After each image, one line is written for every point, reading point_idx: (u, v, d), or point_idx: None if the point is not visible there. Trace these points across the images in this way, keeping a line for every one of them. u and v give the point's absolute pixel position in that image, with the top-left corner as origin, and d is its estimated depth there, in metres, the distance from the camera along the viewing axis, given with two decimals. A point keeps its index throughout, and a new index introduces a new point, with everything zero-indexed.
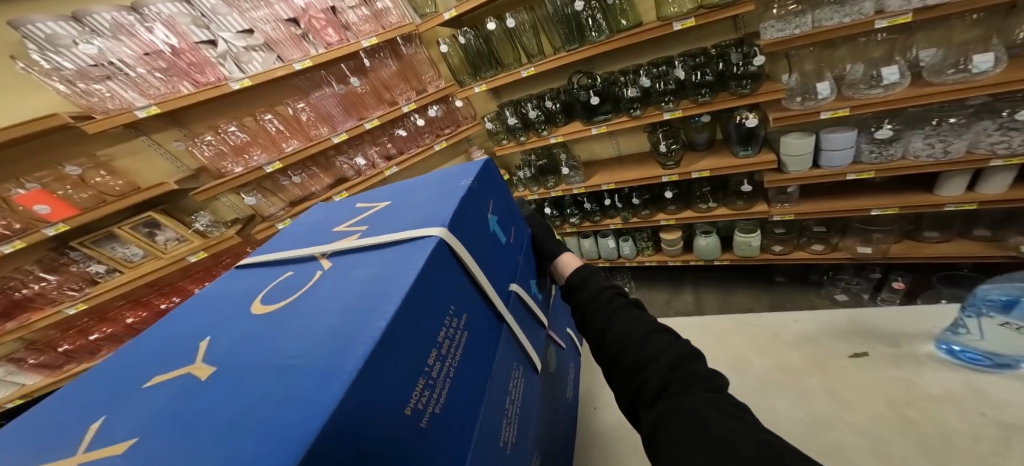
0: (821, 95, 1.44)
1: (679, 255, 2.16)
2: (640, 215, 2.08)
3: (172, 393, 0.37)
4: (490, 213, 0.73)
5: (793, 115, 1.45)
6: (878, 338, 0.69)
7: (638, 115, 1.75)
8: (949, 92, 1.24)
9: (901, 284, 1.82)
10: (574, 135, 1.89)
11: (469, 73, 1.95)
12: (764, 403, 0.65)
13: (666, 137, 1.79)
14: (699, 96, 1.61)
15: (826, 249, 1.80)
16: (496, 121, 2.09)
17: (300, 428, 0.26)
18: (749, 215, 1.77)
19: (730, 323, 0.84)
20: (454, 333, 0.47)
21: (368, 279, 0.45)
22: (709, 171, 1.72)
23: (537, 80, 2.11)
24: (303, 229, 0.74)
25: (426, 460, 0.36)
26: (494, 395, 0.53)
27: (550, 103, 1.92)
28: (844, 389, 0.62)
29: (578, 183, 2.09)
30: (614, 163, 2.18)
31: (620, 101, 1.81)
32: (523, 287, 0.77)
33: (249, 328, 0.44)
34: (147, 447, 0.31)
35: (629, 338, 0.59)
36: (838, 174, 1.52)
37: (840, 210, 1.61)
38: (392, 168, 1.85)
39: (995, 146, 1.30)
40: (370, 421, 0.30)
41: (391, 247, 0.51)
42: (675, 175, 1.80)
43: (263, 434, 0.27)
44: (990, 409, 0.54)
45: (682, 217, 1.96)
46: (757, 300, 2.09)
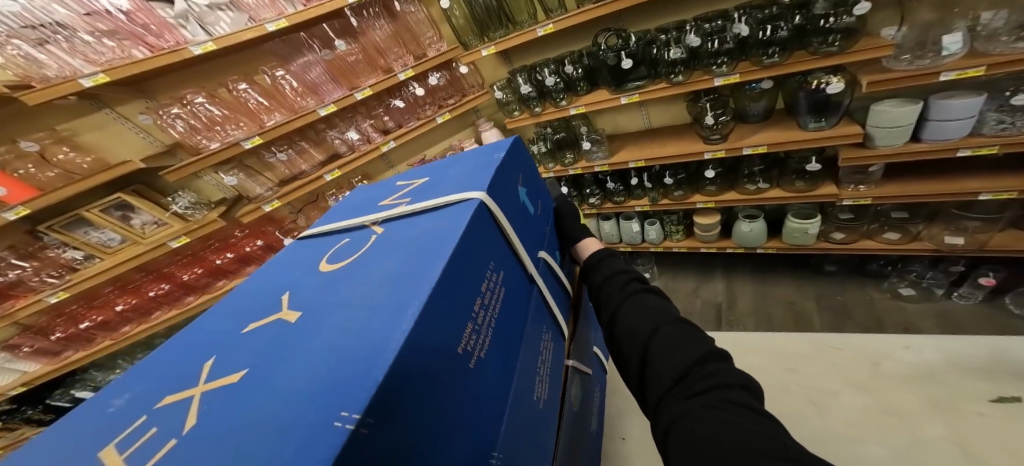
0: (948, 51, 1.12)
1: (716, 242, 1.94)
2: (673, 196, 1.86)
3: (269, 339, 0.33)
4: (519, 186, 0.62)
5: (900, 77, 1.16)
6: None
7: (679, 81, 1.50)
8: None
9: (990, 280, 1.55)
10: (600, 104, 1.66)
11: (475, 33, 1.73)
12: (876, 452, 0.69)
13: (713, 106, 1.55)
14: (765, 57, 1.34)
15: (903, 239, 1.54)
16: (506, 90, 1.87)
17: (373, 364, 0.25)
18: (811, 198, 1.53)
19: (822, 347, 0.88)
20: (495, 290, 0.43)
21: (427, 233, 0.41)
22: (765, 147, 1.48)
23: (557, 42, 1.87)
24: (345, 207, 0.62)
25: (473, 398, 0.35)
26: (533, 353, 0.51)
27: (570, 68, 1.69)
28: None
29: (600, 160, 1.88)
30: (644, 137, 1.94)
31: (655, 64, 1.57)
32: (551, 255, 0.68)
33: (324, 282, 0.39)
34: (270, 374, 0.28)
35: (639, 331, 0.52)
36: (946, 148, 1.24)
37: (935, 194, 1.33)
38: (388, 144, 1.74)
39: None
40: (432, 364, 0.30)
41: (435, 207, 0.46)
42: (721, 151, 1.56)
43: (340, 370, 0.26)
44: None
45: (723, 200, 1.72)
46: (800, 292, 1.87)
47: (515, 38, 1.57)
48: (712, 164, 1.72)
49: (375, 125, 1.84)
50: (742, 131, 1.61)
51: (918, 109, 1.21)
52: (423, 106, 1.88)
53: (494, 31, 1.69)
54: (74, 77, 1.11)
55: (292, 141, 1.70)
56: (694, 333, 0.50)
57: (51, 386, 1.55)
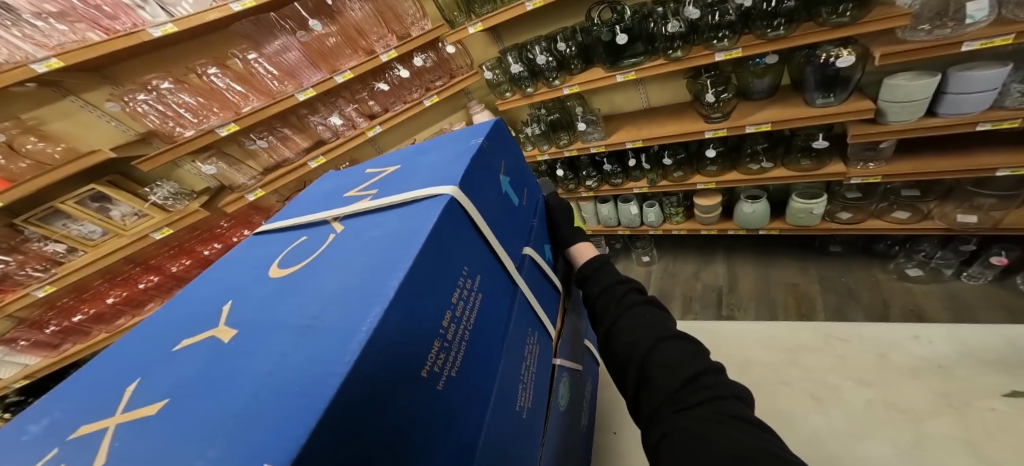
0: (972, 19, 1.05)
1: (717, 224, 1.89)
2: (673, 177, 1.80)
3: (198, 358, 0.31)
4: (501, 175, 0.58)
5: (912, 49, 1.08)
6: None
7: (678, 57, 1.41)
8: None
9: (1002, 260, 1.49)
10: (594, 83, 1.59)
11: (463, 11, 1.69)
12: (857, 448, 0.67)
13: (715, 84, 1.47)
14: (769, 29, 1.26)
15: (913, 218, 1.48)
16: (496, 70, 1.79)
17: (308, 402, 0.22)
18: (818, 177, 1.46)
19: (813, 338, 0.86)
20: (470, 298, 0.39)
21: (385, 235, 0.37)
22: (770, 125, 1.41)
23: (550, 17, 1.77)
24: (311, 195, 0.60)
25: (445, 430, 0.31)
26: (518, 364, 0.47)
27: (563, 46, 1.62)
28: (978, 438, 0.64)
29: (596, 140, 1.82)
30: (642, 117, 1.87)
31: (653, 40, 1.48)
32: (537, 250, 0.64)
33: (268, 290, 0.37)
34: (179, 409, 0.26)
35: (638, 347, 0.50)
36: (963, 123, 1.16)
37: (949, 170, 1.27)
38: (375, 129, 1.70)
39: None
40: (386, 396, 0.25)
41: (403, 205, 0.41)
42: (722, 129, 1.50)
43: (267, 413, 0.22)
44: None
45: (723, 180, 1.66)
46: (804, 273, 1.83)
47: (503, 13, 1.51)
48: (713, 143, 1.65)
49: (359, 109, 1.79)
50: (745, 110, 1.53)
51: (933, 82, 1.14)
52: (410, 87, 1.83)
53: (480, 7, 1.64)
54: (26, 62, 1.06)
55: (271, 127, 1.66)
56: (692, 348, 0.50)
57: (52, 378, 1.57)
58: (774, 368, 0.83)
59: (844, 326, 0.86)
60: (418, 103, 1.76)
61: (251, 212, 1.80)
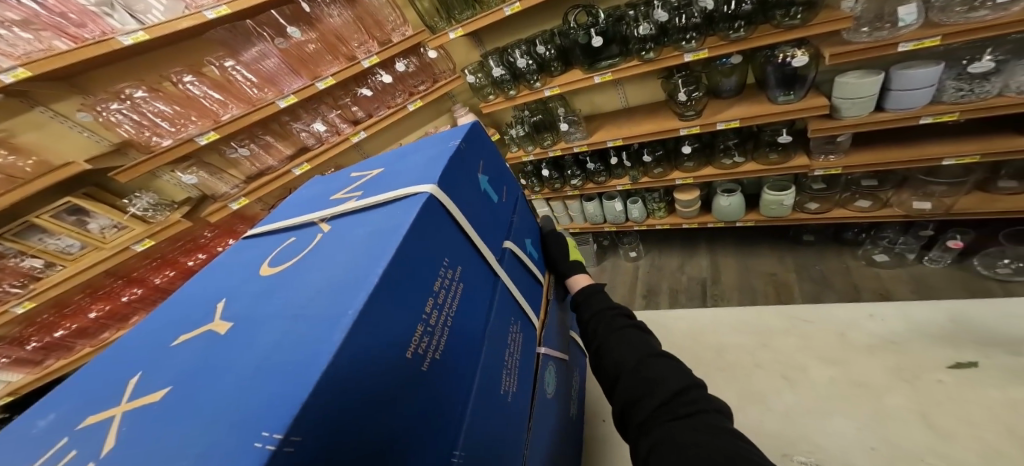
0: (903, 22, 1.12)
1: (696, 217, 1.96)
2: (652, 173, 1.86)
3: (196, 351, 0.33)
4: (480, 174, 0.61)
5: (859, 49, 1.16)
6: (989, 345, 0.74)
7: (651, 58, 1.47)
8: None
9: (957, 243, 1.59)
10: (574, 84, 1.64)
11: (443, 16, 1.72)
12: (828, 423, 0.72)
13: (686, 83, 1.53)
14: (731, 31, 1.32)
15: (874, 206, 1.57)
16: (479, 73, 1.83)
17: (301, 377, 0.24)
18: (785, 170, 1.54)
19: (782, 321, 0.91)
20: (452, 287, 0.42)
21: (368, 231, 0.40)
22: (739, 121, 1.47)
23: (528, 21, 1.82)
24: (298, 199, 0.62)
25: (430, 407, 0.34)
26: (501, 351, 0.50)
27: (542, 49, 1.66)
28: (939, 413, 0.68)
29: (578, 140, 1.87)
30: (621, 116, 1.92)
31: (627, 43, 1.54)
32: (517, 244, 0.67)
33: (259, 287, 0.39)
34: (183, 395, 0.29)
35: (625, 365, 0.55)
36: (909, 117, 1.24)
37: (903, 160, 1.35)
38: (359, 134, 1.71)
39: None
40: (372, 374, 0.28)
41: (384, 204, 0.44)
42: (696, 127, 1.56)
43: (264, 390, 0.25)
44: None
45: (700, 175, 1.72)
46: (781, 262, 1.91)
47: (483, 18, 1.56)
48: (688, 140, 1.72)
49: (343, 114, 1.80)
50: (716, 107, 1.59)
51: (879, 80, 1.22)
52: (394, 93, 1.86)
53: (461, 12, 1.68)
54: None
55: (255, 135, 1.65)
56: (675, 365, 0.54)
57: (35, 397, 1.53)
58: (747, 353, 0.88)
59: (810, 309, 0.92)
60: (403, 108, 1.78)
61: (236, 220, 1.79)
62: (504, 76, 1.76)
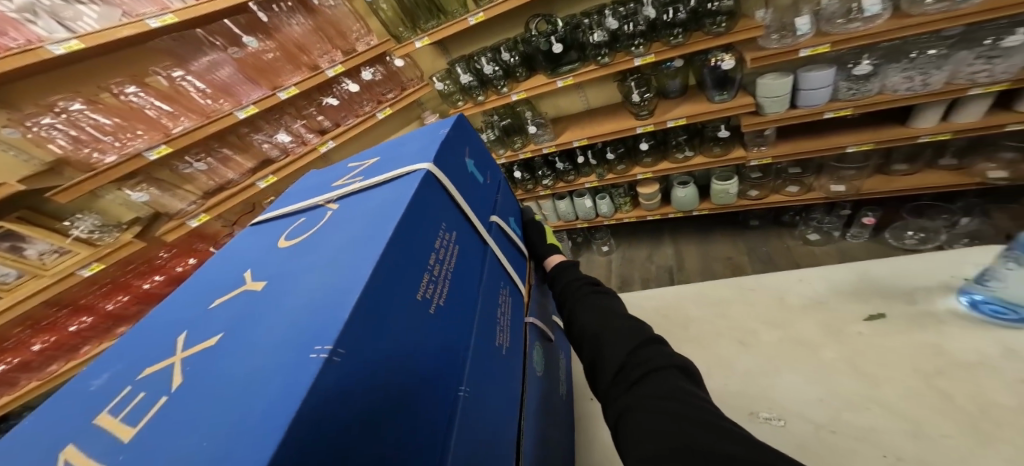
0: (799, 32, 1.33)
1: (659, 208, 2.12)
2: (616, 170, 2.00)
3: (238, 306, 0.41)
4: (466, 159, 0.73)
5: (771, 54, 1.35)
6: (895, 297, 0.84)
7: (606, 62, 1.61)
8: (936, 22, 1.14)
9: (870, 219, 1.82)
10: (538, 89, 1.73)
11: (406, 25, 1.76)
12: (774, 380, 0.78)
13: (638, 85, 1.68)
14: (672, 37, 1.49)
15: (801, 191, 1.80)
16: (447, 81, 1.90)
17: (345, 298, 0.33)
18: (726, 161, 1.73)
19: (730, 289, 1.04)
20: (448, 246, 0.54)
21: (378, 203, 0.49)
22: (685, 119, 1.63)
23: (489, 31, 1.92)
24: (296, 191, 0.69)
25: (439, 339, 0.43)
26: (491, 307, 0.60)
27: (506, 56, 1.74)
28: (865, 361, 0.75)
29: (547, 142, 1.98)
30: (584, 117, 2.05)
31: (585, 49, 1.67)
32: (502, 220, 0.81)
33: (283, 255, 0.47)
34: (240, 335, 0.36)
35: (590, 325, 0.66)
36: (814, 113, 1.45)
37: (816, 149, 1.57)
38: (327, 144, 1.71)
39: (976, 75, 1.26)
40: (393, 303, 0.37)
41: (388, 181, 0.55)
42: (648, 125, 1.71)
43: (312, 317, 0.33)
44: (1017, 372, 0.65)
45: (659, 169, 1.89)
46: (734, 246, 2.12)
47: (449, 26, 1.62)
48: (644, 136, 1.89)
49: (308, 124, 1.80)
50: (666, 107, 1.76)
51: (790, 81, 1.41)
52: (359, 103, 1.88)
53: (426, 21, 1.73)
54: None
55: (213, 148, 1.61)
56: (635, 325, 0.63)
57: None
58: (703, 324, 0.98)
59: (749, 280, 1.04)
60: (371, 116, 1.80)
61: (195, 238, 1.71)
62: (471, 82, 1.83)
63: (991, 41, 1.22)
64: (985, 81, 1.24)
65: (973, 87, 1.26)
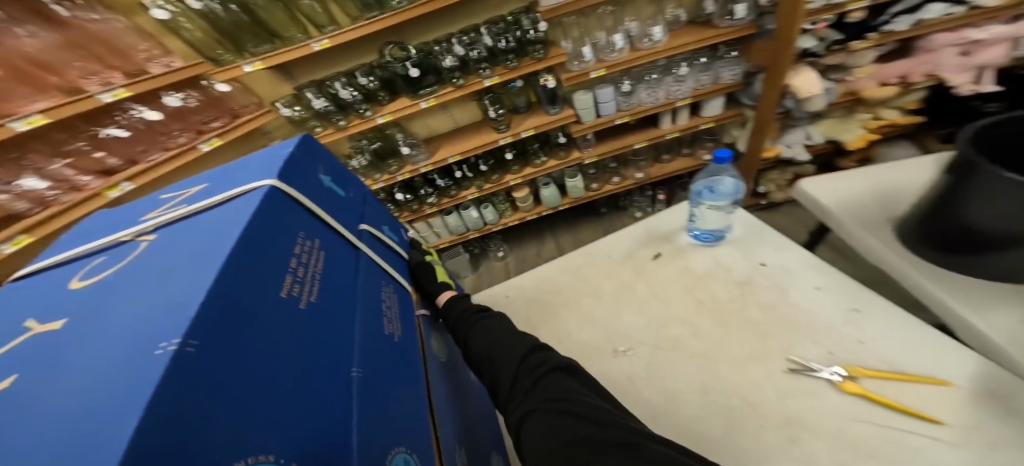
0: (586, 58, 1.81)
1: (533, 208, 2.43)
2: (489, 179, 2.22)
3: (43, 343, 0.41)
4: (321, 176, 0.79)
5: (574, 75, 1.78)
6: (663, 240, 1.20)
7: (461, 84, 1.80)
8: (658, 51, 1.73)
9: (663, 195, 2.51)
10: (403, 111, 1.82)
11: (230, 48, 1.66)
12: (618, 320, 1.07)
13: (493, 103, 1.99)
14: (508, 62, 1.81)
15: (620, 180, 2.34)
16: (296, 106, 1.89)
17: (190, 297, 0.39)
18: (570, 162, 2.14)
19: (576, 256, 1.27)
20: (310, 251, 0.62)
21: (216, 220, 0.53)
22: (534, 130, 1.96)
23: (339, 55, 1.92)
24: (96, 227, 0.65)
25: (309, 325, 0.51)
26: (366, 299, 0.69)
27: (364, 80, 1.81)
28: (659, 288, 1.10)
29: (423, 161, 2.07)
30: (453, 135, 2.23)
31: (441, 73, 1.83)
32: (372, 226, 0.91)
33: (95, 289, 0.47)
34: (60, 363, 0.37)
35: (485, 351, 0.77)
36: (609, 120, 1.97)
37: (617, 148, 2.11)
38: (123, 185, 1.41)
39: (674, 89, 1.94)
40: (250, 300, 0.44)
41: (229, 200, 0.58)
42: (507, 138, 1.98)
43: (155, 319, 0.37)
44: (727, 273, 1.07)
45: (526, 174, 2.17)
46: (597, 232, 2.57)
47: (290, 52, 1.58)
48: (507, 147, 2.16)
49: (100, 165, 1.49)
50: (516, 121, 2.05)
51: (591, 96, 1.89)
52: (171, 138, 1.65)
53: (262, 42, 1.64)
54: None
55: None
56: (521, 339, 0.77)
57: None
58: (552, 298, 1.18)
59: (587, 249, 1.28)
60: (190, 146, 1.60)
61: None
62: (326, 108, 1.86)
63: (677, 70, 1.90)
64: (680, 95, 1.93)
65: (676, 102, 1.93)
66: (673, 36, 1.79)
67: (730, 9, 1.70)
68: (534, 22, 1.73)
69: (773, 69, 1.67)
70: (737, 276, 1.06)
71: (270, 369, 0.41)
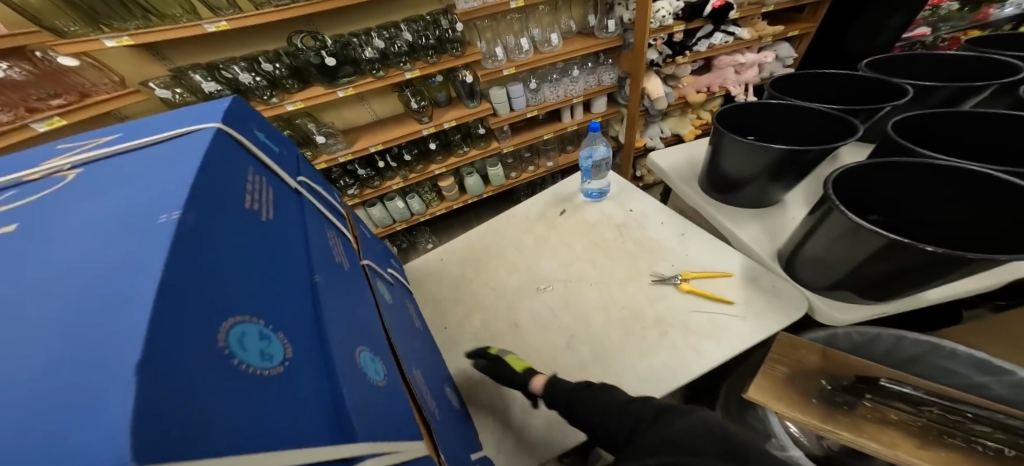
0: (499, 57, 2.04)
1: (459, 197, 2.57)
2: (416, 169, 2.30)
3: None
4: (258, 129, 0.78)
5: (488, 72, 2.01)
6: (568, 201, 1.48)
7: (383, 75, 1.86)
8: (557, 55, 2.08)
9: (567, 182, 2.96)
10: (316, 99, 1.78)
11: (81, 20, 1.42)
12: (538, 267, 1.29)
13: (415, 95, 2.10)
14: (428, 57, 1.95)
15: (535, 168, 2.69)
16: (183, 90, 1.71)
17: (167, 199, 0.41)
18: (489, 152, 2.39)
19: (500, 219, 1.47)
20: (264, 191, 0.64)
21: (162, 153, 0.53)
22: (455, 120, 2.13)
23: (240, 39, 1.83)
24: None
25: (275, 246, 0.56)
26: (320, 241, 0.73)
27: (268, 66, 1.76)
28: (568, 240, 1.35)
29: (342, 150, 2.05)
30: (373, 126, 2.25)
31: (360, 64, 1.88)
32: (311, 183, 0.93)
33: (21, 214, 0.45)
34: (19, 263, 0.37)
35: (591, 418, 0.79)
36: (521, 113, 2.25)
37: (528, 139, 2.42)
38: None
39: (569, 88, 2.31)
40: (225, 213, 0.47)
41: (169, 139, 0.56)
42: (432, 128, 2.11)
43: (134, 219, 0.39)
44: (617, 225, 1.37)
45: (450, 164, 2.33)
46: None
47: (180, 28, 1.45)
48: (431, 138, 2.28)
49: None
50: (438, 113, 2.20)
51: (504, 92, 2.15)
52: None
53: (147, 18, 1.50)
54: None
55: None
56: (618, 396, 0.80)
57: None
58: (482, 259, 1.35)
59: (510, 216, 1.47)
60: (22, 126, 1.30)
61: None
62: (218, 91, 1.72)
63: (570, 71, 2.29)
64: (575, 94, 2.31)
65: (573, 98, 2.30)
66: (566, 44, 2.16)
67: (605, 23, 2.15)
68: (451, 22, 1.92)
69: (634, 73, 2.17)
70: (624, 226, 1.36)
71: (251, 279, 0.45)
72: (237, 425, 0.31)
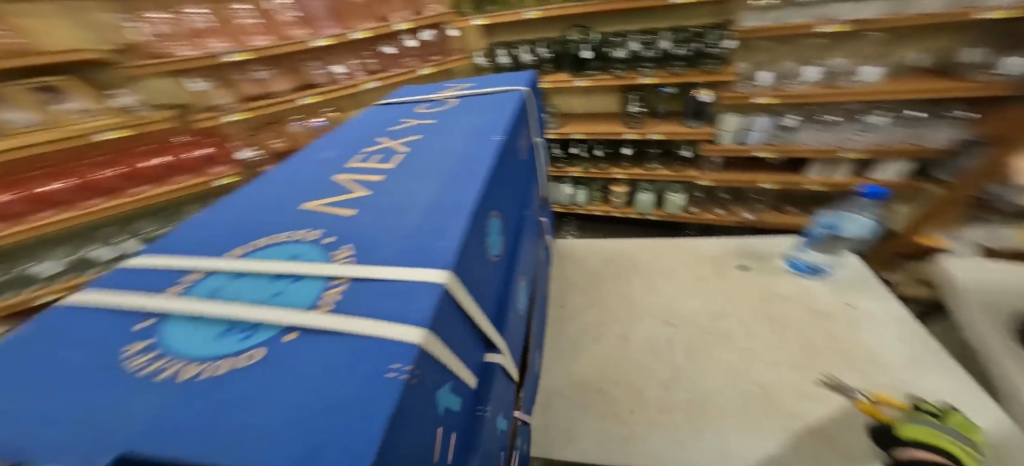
0: (761, 81, 1.81)
1: (625, 208, 2.50)
2: (597, 166, 2.39)
3: (411, 134, 0.78)
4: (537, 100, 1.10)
5: (738, 95, 1.81)
6: (755, 257, 1.23)
7: (620, 74, 2.00)
8: (853, 94, 1.62)
9: None
10: (558, 84, 2.09)
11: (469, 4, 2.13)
12: (684, 303, 1.11)
13: (637, 100, 2.15)
14: (675, 67, 1.94)
15: (725, 214, 2.28)
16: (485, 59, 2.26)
17: (494, 134, 0.71)
18: (680, 177, 2.19)
19: (661, 243, 1.35)
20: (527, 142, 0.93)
21: (492, 102, 0.86)
22: (665, 136, 2.04)
23: (534, 27, 2.24)
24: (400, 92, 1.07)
25: (519, 182, 0.82)
26: (534, 191, 1.00)
27: (543, 51, 2.15)
28: (734, 292, 1.12)
29: (553, 129, 2.33)
30: (584, 118, 2.45)
31: (607, 61, 2.06)
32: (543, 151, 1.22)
33: (428, 119, 0.84)
34: (429, 143, 0.73)
35: None
36: (746, 149, 1.95)
37: (742, 179, 2.06)
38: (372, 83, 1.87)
39: (845, 139, 1.83)
40: (511, 147, 0.74)
41: (497, 95, 0.91)
42: (637, 132, 2.10)
43: (478, 138, 0.70)
44: (806, 301, 1.06)
45: (633, 173, 2.28)
46: None
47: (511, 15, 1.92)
48: (627, 143, 2.29)
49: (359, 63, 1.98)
50: (652, 123, 2.16)
51: (739, 121, 1.95)
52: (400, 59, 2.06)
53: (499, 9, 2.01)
54: None
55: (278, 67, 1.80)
56: None
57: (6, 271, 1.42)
58: (637, 269, 1.25)
59: (687, 245, 1.31)
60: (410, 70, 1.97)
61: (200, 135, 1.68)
62: (507, 64, 2.20)
63: (866, 119, 1.79)
64: (848, 147, 1.81)
65: (841, 150, 1.80)
66: (881, 81, 1.66)
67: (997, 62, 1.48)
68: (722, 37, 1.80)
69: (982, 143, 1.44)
70: (818, 307, 1.03)
71: (506, 198, 0.70)
72: (477, 281, 0.50)
